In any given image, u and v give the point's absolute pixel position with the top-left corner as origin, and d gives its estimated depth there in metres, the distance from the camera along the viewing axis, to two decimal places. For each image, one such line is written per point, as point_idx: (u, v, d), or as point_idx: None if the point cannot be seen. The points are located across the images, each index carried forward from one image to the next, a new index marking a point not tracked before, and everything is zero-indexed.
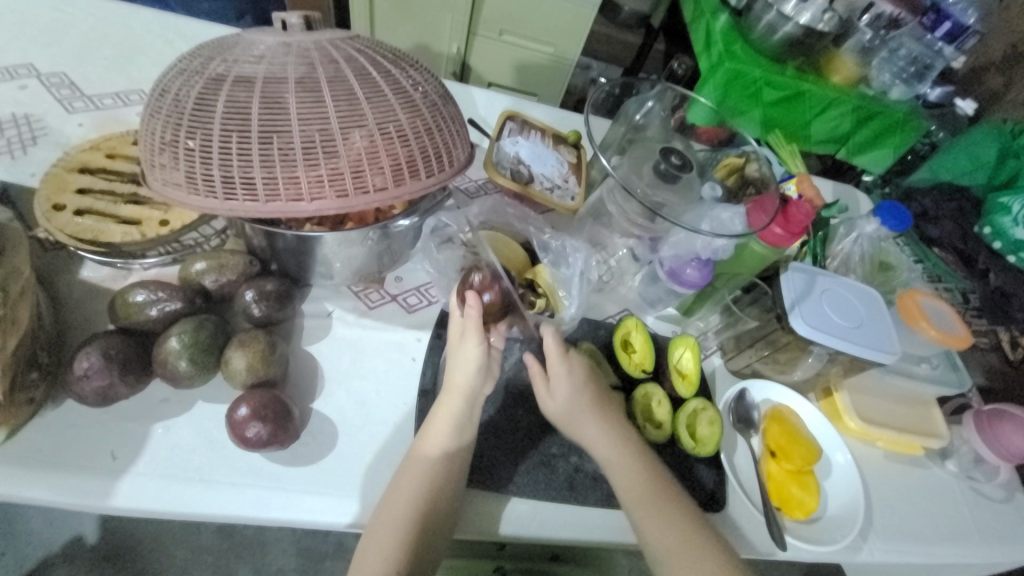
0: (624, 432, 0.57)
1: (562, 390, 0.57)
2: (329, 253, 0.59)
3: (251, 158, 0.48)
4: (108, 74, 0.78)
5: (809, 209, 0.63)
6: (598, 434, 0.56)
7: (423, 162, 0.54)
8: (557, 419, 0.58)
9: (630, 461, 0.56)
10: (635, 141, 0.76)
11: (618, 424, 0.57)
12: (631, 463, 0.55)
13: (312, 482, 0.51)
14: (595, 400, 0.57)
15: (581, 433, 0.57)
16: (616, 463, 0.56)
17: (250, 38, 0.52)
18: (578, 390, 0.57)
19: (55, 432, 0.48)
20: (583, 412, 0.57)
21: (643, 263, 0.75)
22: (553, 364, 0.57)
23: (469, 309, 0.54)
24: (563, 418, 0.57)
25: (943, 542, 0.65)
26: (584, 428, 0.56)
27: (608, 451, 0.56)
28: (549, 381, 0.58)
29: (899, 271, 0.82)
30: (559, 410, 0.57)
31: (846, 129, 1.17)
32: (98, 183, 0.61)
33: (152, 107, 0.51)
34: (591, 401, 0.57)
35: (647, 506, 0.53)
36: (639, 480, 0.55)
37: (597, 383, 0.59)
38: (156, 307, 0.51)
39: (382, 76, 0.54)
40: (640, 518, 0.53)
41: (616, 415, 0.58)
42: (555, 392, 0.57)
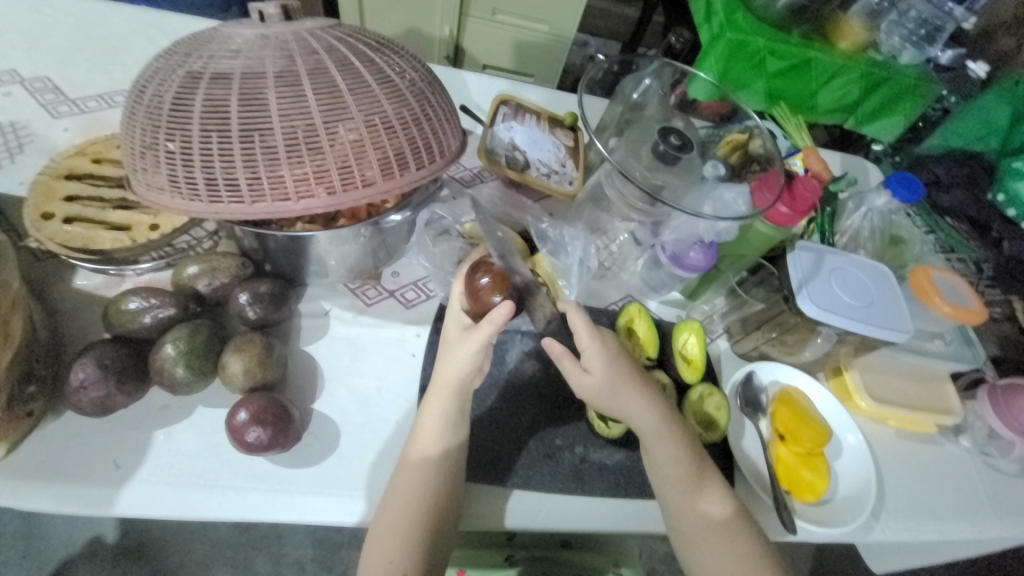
0: (663, 409, 0.55)
1: (602, 363, 0.53)
2: (322, 252, 0.57)
3: (234, 158, 0.46)
4: (91, 75, 0.76)
5: (815, 186, 0.60)
6: (639, 408, 0.54)
7: (413, 154, 0.52)
8: (589, 395, 0.55)
9: (670, 438, 0.54)
10: (633, 121, 0.74)
11: (655, 400, 0.55)
12: (671, 442, 0.54)
13: (315, 483, 0.51)
14: (632, 375, 0.55)
15: (621, 408, 0.54)
16: (659, 439, 0.54)
17: (227, 31, 0.50)
18: (618, 365, 0.54)
19: (58, 444, 0.48)
20: (623, 387, 0.54)
21: (645, 247, 0.72)
22: (584, 341, 0.54)
23: (494, 318, 0.50)
24: (604, 394, 0.54)
25: (956, 519, 0.65)
26: (626, 404, 0.54)
27: (650, 427, 0.54)
28: (580, 359, 0.55)
29: (910, 245, 0.80)
30: (595, 388, 0.54)
31: (854, 98, 1.12)
32: (86, 189, 0.60)
33: (131, 109, 0.50)
34: (630, 376, 0.55)
35: (686, 483, 0.53)
36: (681, 457, 0.54)
37: (629, 357, 0.56)
38: (150, 314, 0.51)
39: (365, 65, 0.51)
40: (678, 493, 0.53)
41: (656, 393, 0.56)
42: (593, 365, 0.54)
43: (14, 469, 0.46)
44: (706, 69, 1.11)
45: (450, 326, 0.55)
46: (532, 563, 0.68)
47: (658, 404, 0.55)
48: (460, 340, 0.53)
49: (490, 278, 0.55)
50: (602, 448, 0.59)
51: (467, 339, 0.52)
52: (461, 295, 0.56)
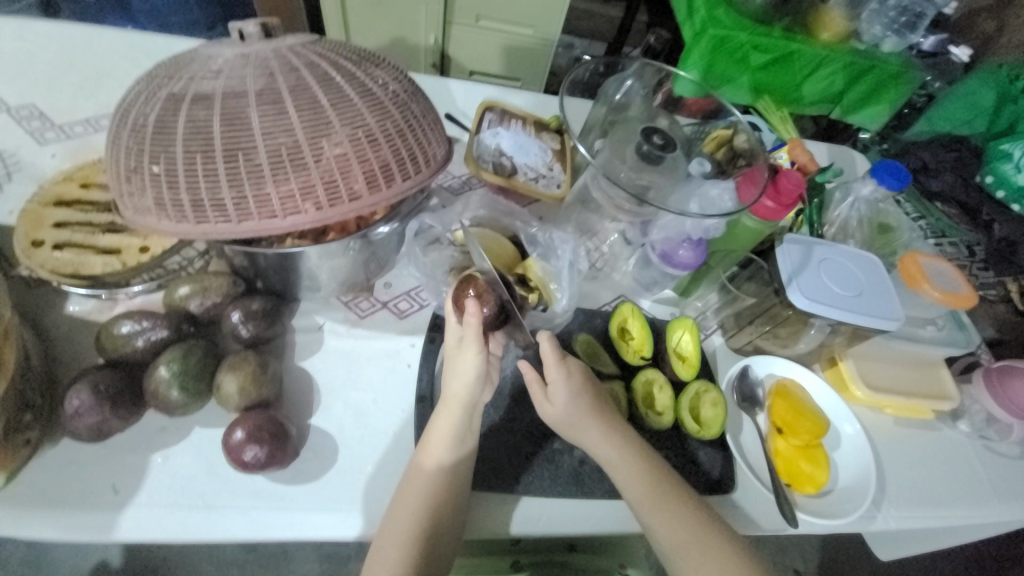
0: (626, 437, 0.56)
1: (562, 397, 0.55)
2: (313, 267, 0.58)
3: (219, 178, 0.46)
4: (77, 100, 0.76)
5: (800, 179, 0.61)
6: (600, 441, 0.55)
7: (398, 165, 0.52)
8: (556, 424, 0.57)
9: (635, 463, 0.54)
10: (617, 122, 0.74)
11: (615, 429, 0.56)
12: (631, 469, 0.54)
13: (315, 498, 0.51)
14: (595, 405, 0.56)
15: (585, 440, 0.55)
16: (621, 468, 0.54)
17: (207, 52, 0.50)
18: (577, 396, 0.56)
19: (55, 471, 0.48)
20: (581, 421, 0.55)
21: (636, 246, 0.73)
22: (550, 371, 0.56)
23: (472, 315, 0.52)
24: (565, 423, 0.56)
25: (958, 503, 0.65)
26: (585, 436, 0.55)
27: (612, 456, 0.55)
28: (547, 387, 0.57)
29: (900, 232, 0.80)
30: (558, 416, 0.56)
31: (839, 88, 1.13)
32: (75, 215, 0.60)
33: (115, 134, 0.50)
34: (590, 406, 0.56)
35: (655, 505, 0.53)
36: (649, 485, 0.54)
37: (593, 384, 0.58)
38: (142, 337, 0.51)
39: (346, 80, 0.52)
40: (652, 520, 0.52)
41: (619, 422, 0.57)
42: (555, 399, 0.56)
43: (13, 499, 0.46)
44: (690, 66, 1.11)
45: (446, 338, 0.55)
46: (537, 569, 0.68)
47: (621, 433, 0.56)
48: (455, 349, 0.53)
49: (477, 287, 0.55)
50: None
51: (460, 347, 0.52)
52: (453, 307, 0.56)
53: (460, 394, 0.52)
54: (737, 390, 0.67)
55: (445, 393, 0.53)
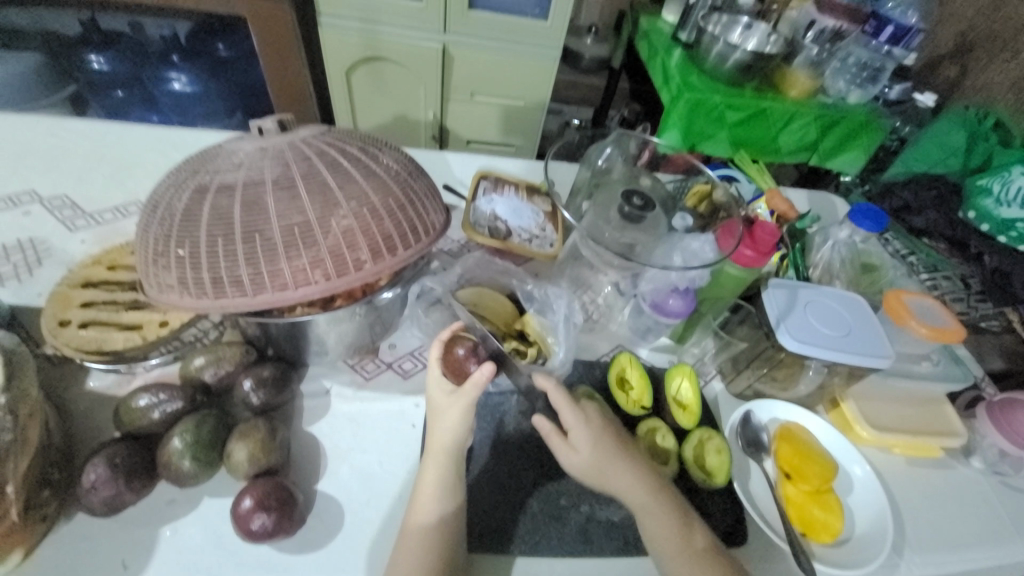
0: (655, 482, 0.56)
1: (585, 444, 0.56)
2: (321, 332, 0.61)
3: (237, 257, 0.51)
4: (106, 190, 0.84)
5: (774, 229, 0.64)
6: (628, 485, 0.55)
7: (400, 236, 0.57)
8: (577, 472, 0.56)
9: (661, 510, 0.54)
10: (602, 185, 0.80)
11: (645, 472, 0.56)
12: (659, 518, 0.54)
13: (321, 568, 0.50)
14: (619, 450, 0.56)
15: (614, 483, 0.55)
16: (650, 512, 0.54)
17: (230, 147, 0.57)
18: (602, 442, 0.56)
19: (66, 549, 0.48)
20: (620, 464, 0.55)
21: (628, 297, 0.76)
22: (568, 417, 0.57)
23: (477, 379, 0.53)
24: (588, 471, 0.55)
25: (984, 546, 0.62)
26: (617, 478, 0.55)
27: (642, 499, 0.55)
28: (567, 436, 0.57)
29: (883, 270, 0.84)
30: (581, 465, 0.55)
31: (813, 138, 1.23)
32: (100, 295, 0.65)
33: (144, 222, 0.55)
34: (615, 451, 0.56)
35: (675, 545, 0.52)
36: (677, 530, 0.53)
37: (615, 428, 0.58)
38: (159, 409, 0.53)
39: (353, 163, 0.58)
40: (679, 573, 0.52)
41: (648, 467, 0.57)
42: (578, 444, 0.56)
43: None
44: (670, 128, 1.20)
45: (433, 392, 0.56)
46: None
47: (651, 480, 0.56)
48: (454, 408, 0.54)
49: (466, 347, 0.57)
50: (607, 504, 0.59)
51: (463, 406, 0.54)
52: (438, 361, 0.57)
53: (464, 452, 0.53)
54: (739, 437, 0.67)
55: (433, 443, 0.55)
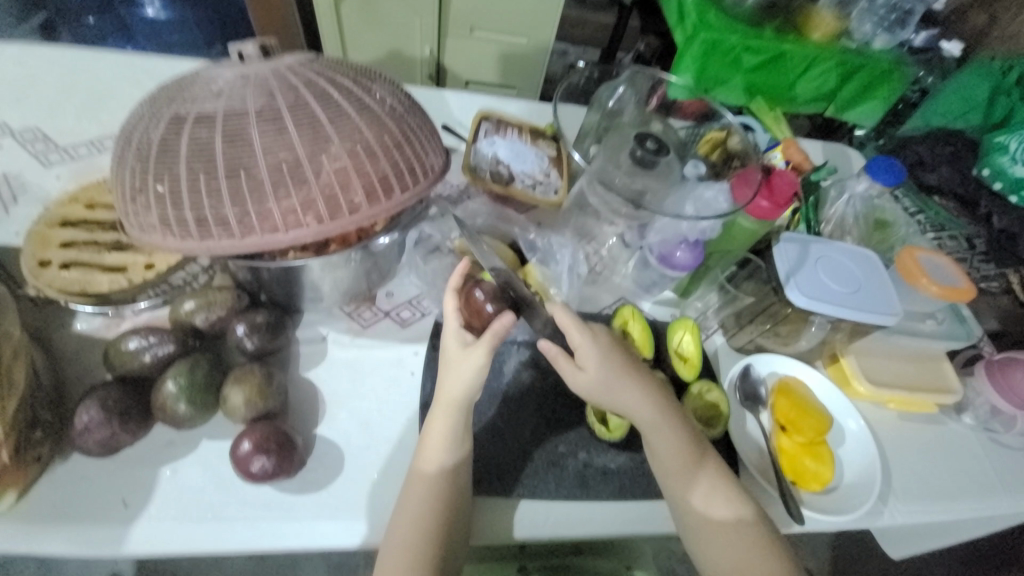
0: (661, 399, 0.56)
1: (595, 361, 0.54)
2: (316, 278, 0.58)
3: (221, 195, 0.47)
4: (80, 122, 0.78)
5: (792, 179, 0.63)
6: (640, 400, 0.55)
7: (397, 177, 0.53)
8: (585, 391, 0.55)
9: (670, 426, 0.55)
10: (611, 128, 0.75)
11: (651, 390, 0.56)
12: (670, 431, 0.55)
13: (322, 508, 0.51)
14: (627, 365, 0.56)
15: (621, 399, 0.55)
16: (657, 427, 0.55)
17: (208, 74, 0.52)
18: (611, 357, 0.55)
19: (66, 487, 0.48)
20: (632, 380, 0.55)
21: (633, 249, 0.74)
22: (576, 336, 0.55)
23: (497, 329, 0.51)
24: (599, 389, 0.54)
25: (965, 496, 0.65)
26: (624, 396, 0.54)
27: (653, 417, 0.55)
28: (573, 357, 0.55)
29: (896, 226, 0.81)
30: (589, 384, 0.54)
31: (832, 86, 1.14)
32: (81, 234, 0.61)
33: (119, 155, 0.51)
34: (625, 366, 0.55)
35: (677, 456, 0.54)
36: (684, 443, 0.55)
37: (620, 347, 0.57)
38: (150, 353, 0.52)
39: (343, 95, 0.53)
40: (687, 479, 0.54)
41: (657, 386, 0.57)
42: (588, 365, 0.54)
43: (25, 516, 0.46)
44: (683, 70, 1.12)
45: (447, 342, 0.53)
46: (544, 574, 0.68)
47: (658, 396, 0.56)
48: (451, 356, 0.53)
49: (486, 290, 0.54)
50: (605, 452, 0.59)
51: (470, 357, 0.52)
52: (455, 313, 0.54)
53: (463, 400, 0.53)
54: (738, 389, 0.67)
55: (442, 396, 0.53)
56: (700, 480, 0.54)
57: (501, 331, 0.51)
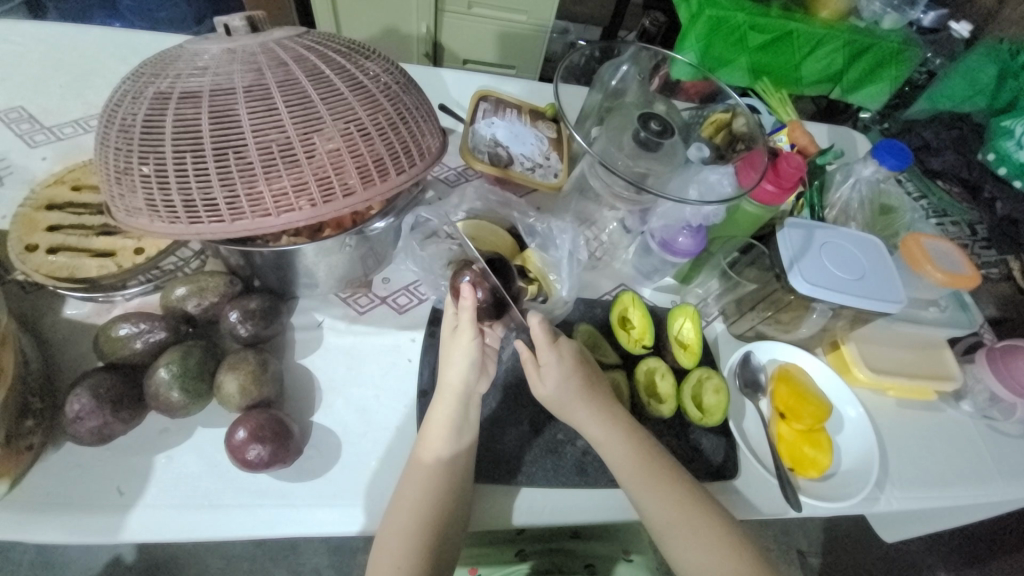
0: (613, 418, 0.56)
1: (550, 380, 0.55)
2: (310, 264, 0.57)
3: (209, 177, 0.46)
4: (65, 101, 0.75)
5: (800, 162, 0.60)
6: (589, 420, 0.55)
7: (392, 159, 0.51)
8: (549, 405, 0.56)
9: (619, 445, 0.54)
10: (614, 109, 0.73)
11: (603, 410, 0.56)
12: (619, 450, 0.54)
13: (319, 496, 0.51)
14: (584, 385, 0.55)
15: (575, 420, 0.55)
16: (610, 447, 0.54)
17: (193, 48, 0.49)
18: (567, 379, 0.55)
19: (59, 475, 0.48)
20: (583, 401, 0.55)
21: (634, 234, 0.73)
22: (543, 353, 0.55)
23: (464, 305, 0.52)
24: (554, 406, 0.56)
25: (962, 483, 0.65)
26: (575, 415, 0.55)
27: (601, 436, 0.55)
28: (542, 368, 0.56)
29: (901, 213, 0.80)
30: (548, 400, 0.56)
31: (839, 67, 1.11)
32: (67, 218, 0.59)
33: (102, 135, 0.49)
34: (578, 386, 0.55)
35: (637, 475, 0.53)
36: (637, 463, 0.54)
37: (585, 364, 0.57)
38: (141, 340, 0.51)
39: (336, 72, 0.51)
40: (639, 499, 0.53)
41: (613, 406, 0.57)
42: (547, 379, 0.55)
43: (18, 505, 0.46)
44: (688, 50, 1.10)
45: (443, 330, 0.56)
46: (542, 558, 0.68)
47: (613, 415, 0.56)
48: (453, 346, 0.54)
49: (472, 274, 0.56)
50: None
51: (469, 345, 0.53)
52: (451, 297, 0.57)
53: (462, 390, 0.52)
54: (739, 376, 0.67)
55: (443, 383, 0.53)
56: (664, 499, 0.53)
57: (468, 319, 0.52)
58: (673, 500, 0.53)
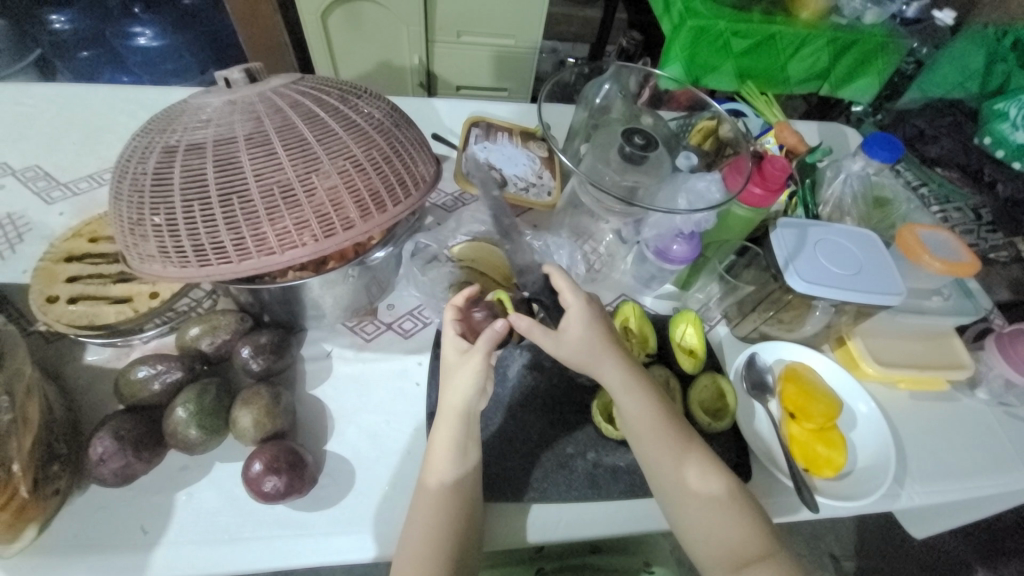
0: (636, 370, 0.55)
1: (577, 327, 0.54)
2: (316, 296, 0.59)
3: (216, 222, 0.48)
4: (79, 157, 0.79)
5: (785, 163, 0.61)
6: (614, 372, 0.54)
7: (388, 191, 0.54)
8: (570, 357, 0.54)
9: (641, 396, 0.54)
10: (600, 125, 0.75)
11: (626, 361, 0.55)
12: (639, 404, 0.54)
13: (334, 523, 0.52)
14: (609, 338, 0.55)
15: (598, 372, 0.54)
16: (629, 406, 0.54)
17: (196, 103, 0.53)
18: (594, 326, 0.54)
19: (85, 518, 0.49)
20: (632, 386, 0.54)
21: (631, 244, 0.74)
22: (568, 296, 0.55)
23: (491, 335, 0.52)
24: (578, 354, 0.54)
25: (985, 472, 0.64)
26: (599, 366, 0.54)
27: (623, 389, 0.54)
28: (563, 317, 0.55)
29: (896, 204, 0.81)
30: (571, 348, 0.54)
31: (825, 64, 1.13)
32: (85, 268, 0.62)
33: (115, 189, 0.52)
34: (605, 339, 0.54)
35: (657, 442, 0.53)
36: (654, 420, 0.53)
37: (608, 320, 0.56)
38: (158, 381, 0.53)
39: (330, 114, 0.54)
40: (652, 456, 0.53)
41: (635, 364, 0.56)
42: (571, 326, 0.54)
43: (47, 549, 0.48)
44: (673, 60, 1.12)
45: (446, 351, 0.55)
46: (561, 574, 0.68)
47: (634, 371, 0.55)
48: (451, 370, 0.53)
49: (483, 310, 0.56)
50: (614, 451, 0.59)
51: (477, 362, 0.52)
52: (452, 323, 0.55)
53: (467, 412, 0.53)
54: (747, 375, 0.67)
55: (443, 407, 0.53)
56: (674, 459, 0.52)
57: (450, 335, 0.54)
58: (715, 503, 0.51)
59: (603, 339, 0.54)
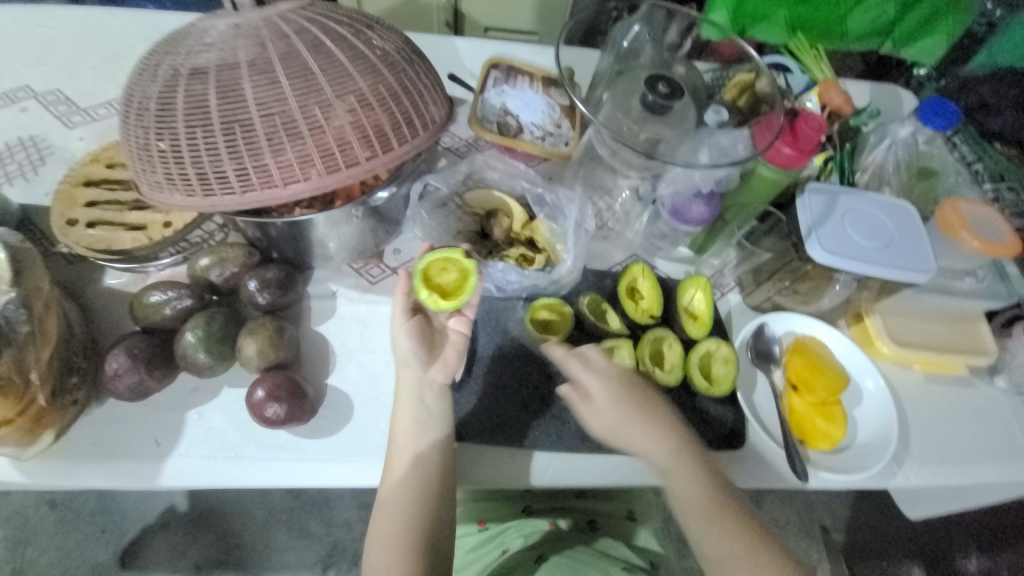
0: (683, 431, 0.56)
1: (605, 398, 0.56)
2: (322, 234, 0.59)
3: (219, 151, 0.48)
4: (98, 83, 0.79)
5: (820, 123, 0.58)
6: (649, 440, 0.55)
7: (393, 129, 0.52)
8: (603, 430, 0.56)
9: (685, 470, 0.54)
10: (626, 72, 0.70)
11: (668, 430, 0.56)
12: (682, 477, 0.54)
13: (333, 451, 0.54)
14: (639, 405, 0.56)
15: (631, 439, 0.55)
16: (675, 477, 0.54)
17: (201, 26, 0.51)
18: (624, 395, 0.56)
19: (104, 426, 0.53)
20: (676, 459, 0.54)
21: (647, 202, 0.72)
22: (578, 371, 0.57)
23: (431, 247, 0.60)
24: (609, 429, 0.55)
25: (991, 460, 0.62)
26: (635, 441, 0.55)
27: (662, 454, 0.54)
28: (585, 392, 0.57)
29: (944, 175, 0.73)
30: (601, 423, 0.56)
31: (890, 18, 0.95)
32: (102, 194, 0.64)
33: (125, 114, 0.52)
34: (634, 406, 0.56)
35: (699, 514, 0.52)
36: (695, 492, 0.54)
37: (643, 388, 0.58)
38: (170, 306, 0.55)
39: (337, 44, 0.51)
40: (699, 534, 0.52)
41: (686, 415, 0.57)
42: (597, 400, 0.56)
43: (72, 451, 0.52)
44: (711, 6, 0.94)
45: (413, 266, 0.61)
46: (551, 513, 0.71)
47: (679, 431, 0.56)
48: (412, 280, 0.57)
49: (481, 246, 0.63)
50: None
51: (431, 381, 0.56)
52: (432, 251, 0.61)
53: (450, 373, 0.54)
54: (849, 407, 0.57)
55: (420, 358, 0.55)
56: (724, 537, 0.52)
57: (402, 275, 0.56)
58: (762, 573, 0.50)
59: (631, 411, 0.55)
